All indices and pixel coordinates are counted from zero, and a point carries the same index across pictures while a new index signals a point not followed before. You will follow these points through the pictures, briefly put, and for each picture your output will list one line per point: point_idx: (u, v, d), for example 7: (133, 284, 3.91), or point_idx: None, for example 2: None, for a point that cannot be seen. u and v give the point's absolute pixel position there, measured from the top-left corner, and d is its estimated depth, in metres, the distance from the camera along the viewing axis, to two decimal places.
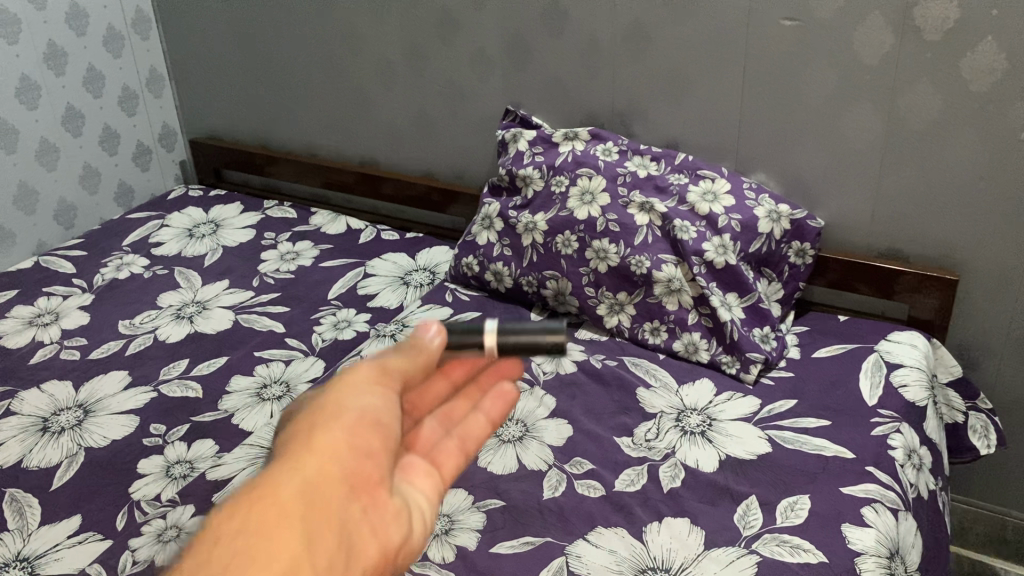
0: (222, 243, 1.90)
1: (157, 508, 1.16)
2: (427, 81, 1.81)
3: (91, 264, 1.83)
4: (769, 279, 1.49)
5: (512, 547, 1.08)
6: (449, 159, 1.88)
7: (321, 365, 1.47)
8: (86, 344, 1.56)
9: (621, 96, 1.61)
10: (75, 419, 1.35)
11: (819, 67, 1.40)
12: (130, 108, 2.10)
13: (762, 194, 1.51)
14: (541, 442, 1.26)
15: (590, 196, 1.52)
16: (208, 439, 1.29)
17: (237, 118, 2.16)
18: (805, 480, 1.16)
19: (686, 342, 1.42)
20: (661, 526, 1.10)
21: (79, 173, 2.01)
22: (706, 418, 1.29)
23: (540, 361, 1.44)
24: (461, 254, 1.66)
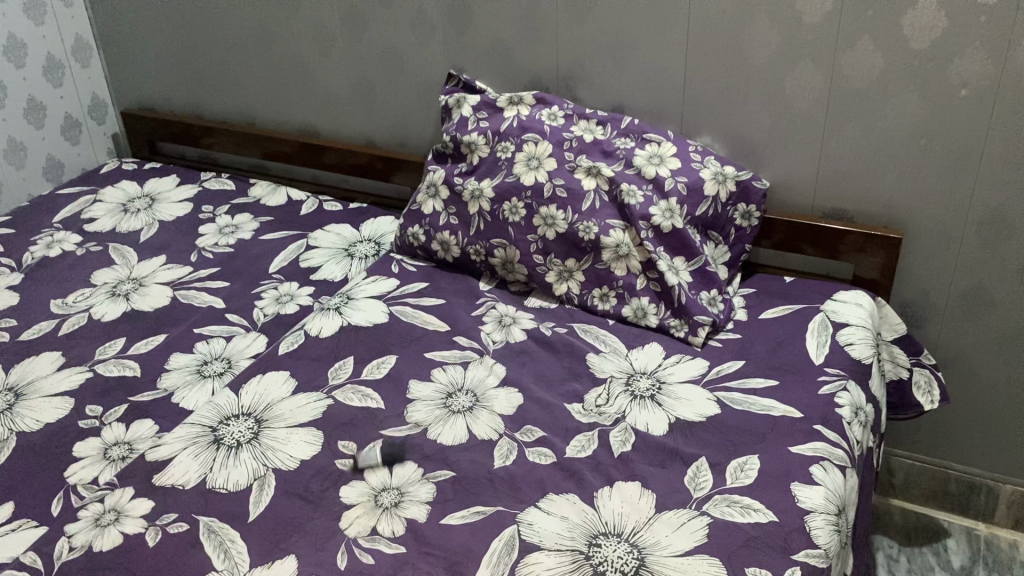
0: (158, 217, 1.84)
1: (95, 492, 1.12)
2: (366, 46, 1.76)
3: (19, 242, 1.76)
4: (716, 242, 1.48)
5: (463, 517, 1.07)
6: (391, 126, 1.84)
7: (263, 340, 1.43)
8: (16, 325, 1.49)
9: (565, 59, 1.58)
10: (5, 403, 1.30)
11: (762, 28, 1.39)
12: (56, 79, 2.01)
13: (709, 156, 1.49)
14: (491, 411, 1.25)
15: (536, 162, 1.50)
16: (147, 419, 1.25)
17: (170, 88, 2.08)
18: (754, 439, 1.17)
19: (634, 308, 1.42)
20: (612, 491, 1.09)
21: (4, 147, 1.93)
22: (656, 381, 1.29)
23: (488, 330, 1.42)
24: (406, 224, 1.62)
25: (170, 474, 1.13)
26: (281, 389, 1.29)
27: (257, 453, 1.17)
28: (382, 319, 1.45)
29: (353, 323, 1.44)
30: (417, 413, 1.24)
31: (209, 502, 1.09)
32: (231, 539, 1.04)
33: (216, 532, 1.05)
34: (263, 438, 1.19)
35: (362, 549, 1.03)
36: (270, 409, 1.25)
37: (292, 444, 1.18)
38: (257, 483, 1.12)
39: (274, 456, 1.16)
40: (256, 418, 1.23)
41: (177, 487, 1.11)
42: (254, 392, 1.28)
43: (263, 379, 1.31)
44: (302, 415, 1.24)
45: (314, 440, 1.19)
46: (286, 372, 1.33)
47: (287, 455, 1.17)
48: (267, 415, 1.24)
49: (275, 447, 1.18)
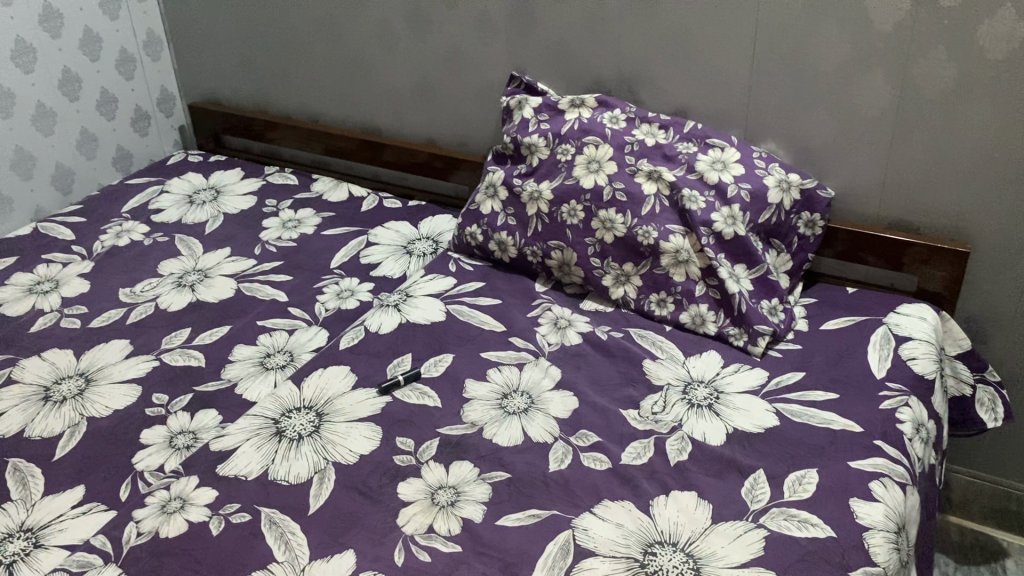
0: (223, 209, 1.88)
1: (161, 479, 1.16)
2: (429, 45, 1.77)
3: (90, 231, 1.81)
4: (777, 250, 1.46)
5: (518, 519, 1.08)
6: (452, 126, 1.86)
7: (324, 334, 1.46)
8: (87, 312, 1.54)
9: (628, 61, 1.57)
10: (76, 388, 1.34)
11: (831, 35, 1.37)
12: (127, 72, 2.07)
13: (773, 163, 1.48)
14: (546, 413, 1.25)
15: (597, 165, 1.50)
16: (211, 409, 1.28)
17: (236, 83, 2.12)
18: (813, 453, 1.15)
19: (693, 314, 1.41)
20: (668, 500, 1.09)
21: (77, 138, 1.99)
22: (713, 390, 1.28)
23: (544, 332, 1.43)
24: (464, 223, 1.63)
25: (233, 465, 1.16)
26: (341, 384, 1.31)
27: (318, 447, 1.19)
28: (439, 318, 1.47)
29: (411, 321, 1.46)
30: (472, 413, 1.25)
31: (271, 493, 1.12)
32: (292, 532, 1.06)
33: (277, 523, 1.07)
34: (324, 432, 1.21)
35: (418, 546, 1.04)
36: (330, 404, 1.27)
37: (351, 439, 1.20)
38: (317, 477, 1.14)
39: (333, 450, 1.18)
40: (317, 411, 1.25)
41: (240, 477, 1.14)
42: (314, 386, 1.31)
43: (323, 373, 1.34)
44: (361, 410, 1.26)
45: (373, 435, 1.21)
46: (346, 367, 1.35)
47: (347, 449, 1.19)
48: (327, 409, 1.26)
49: (336, 441, 1.20)
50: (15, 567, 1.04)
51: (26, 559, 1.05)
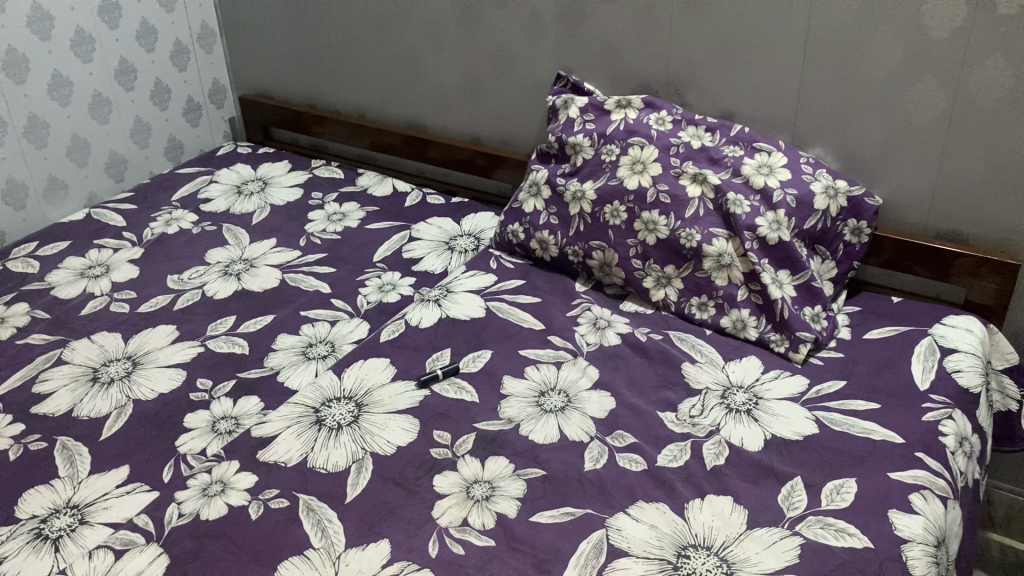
0: (270, 201, 1.91)
1: (203, 463, 1.18)
2: (477, 43, 1.78)
3: (141, 218, 1.85)
4: (823, 257, 1.44)
5: (552, 516, 1.08)
6: (497, 125, 1.87)
7: (365, 326, 1.47)
8: (136, 298, 1.58)
9: (676, 63, 1.57)
10: (124, 371, 1.38)
11: (884, 41, 1.36)
12: (181, 63, 2.11)
13: (821, 169, 1.46)
14: (583, 412, 1.25)
15: (641, 166, 1.49)
16: (253, 396, 1.31)
17: (286, 76, 2.15)
18: (853, 462, 1.14)
19: (734, 319, 1.40)
20: (703, 504, 1.09)
21: (131, 127, 2.03)
22: (752, 396, 1.27)
23: (583, 332, 1.43)
24: (507, 221, 1.64)
25: (273, 451, 1.18)
26: (381, 376, 1.33)
27: (356, 436, 1.21)
28: (479, 314, 1.48)
29: (451, 316, 1.47)
30: (509, 409, 1.26)
31: (310, 481, 1.13)
32: (329, 519, 1.08)
33: (315, 510, 1.09)
34: (363, 422, 1.23)
35: (453, 539, 1.05)
36: (369, 395, 1.29)
37: (389, 430, 1.22)
38: (355, 466, 1.16)
39: (372, 441, 1.20)
40: (356, 402, 1.27)
41: (280, 464, 1.16)
42: (355, 377, 1.32)
43: (363, 365, 1.35)
44: (399, 402, 1.27)
45: (411, 428, 1.23)
46: (386, 360, 1.37)
47: (385, 440, 1.20)
48: (366, 400, 1.28)
49: (374, 432, 1.21)
50: (61, 542, 1.06)
51: (71, 534, 1.07)
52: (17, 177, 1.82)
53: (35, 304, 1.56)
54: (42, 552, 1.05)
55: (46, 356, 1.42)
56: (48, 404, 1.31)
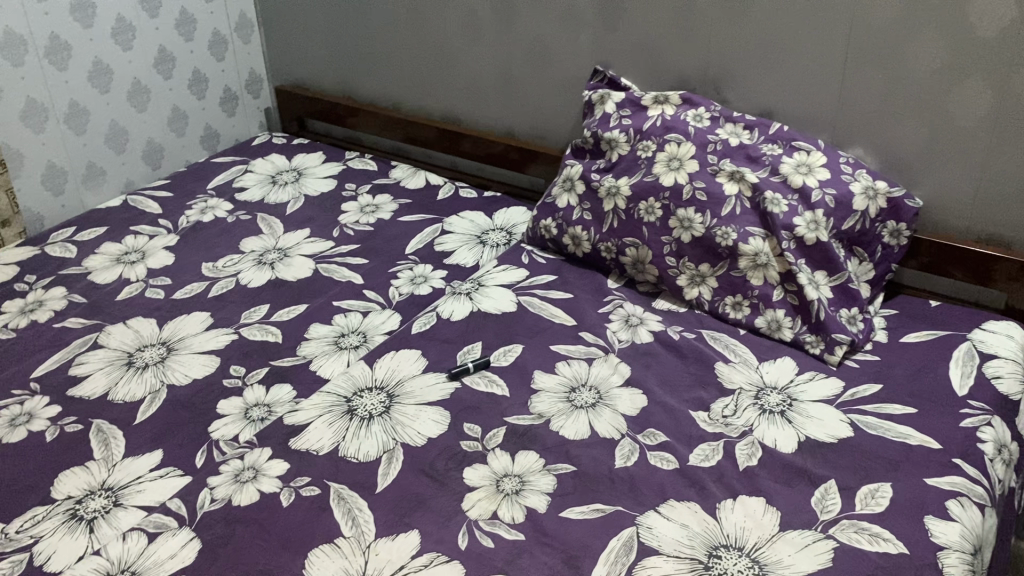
0: (303, 191, 1.92)
1: (236, 449, 1.19)
2: (514, 37, 1.78)
3: (176, 205, 1.87)
4: (860, 259, 1.42)
5: (583, 512, 1.08)
6: (532, 119, 1.86)
7: (397, 318, 1.48)
8: (171, 284, 1.59)
9: (715, 59, 1.55)
10: (158, 356, 1.39)
11: (930, 40, 1.33)
12: (219, 53, 2.12)
13: (860, 169, 1.44)
14: (614, 409, 1.25)
15: (677, 163, 1.48)
16: (285, 384, 1.32)
17: (322, 68, 2.16)
18: (888, 467, 1.13)
19: (769, 320, 1.38)
20: (735, 504, 1.08)
21: (168, 115, 2.05)
22: (786, 397, 1.26)
23: (615, 328, 1.42)
24: (540, 216, 1.64)
25: (305, 440, 1.19)
26: (412, 367, 1.33)
27: (387, 427, 1.21)
28: (510, 308, 1.47)
29: (482, 309, 1.47)
30: (540, 404, 1.26)
31: (341, 470, 1.14)
32: (360, 508, 1.08)
33: (345, 499, 1.09)
34: (393, 413, 1.23)
35: (482, 531, 1.05)
36: (400, 386, 1.29)
37: (420, 422, 1.22)
38: (386, 456, 1.16)
39: (402, 432, 1.20)
40: (387, 393, 1.27)
41: (312, 452, 1.17)
42: (386, 368, 1.33)
43: (395, 356, 1.36)
44: (430, 394, 1.28)
45: (441, 420, 1.23)
46: (417, 352, 1.37)
47: (415, 431, 1.20)
48: (398, 391, 1.28)
49: (405, 423, 1.22)
50: (96, 523, 1.07)
51: (105, 516, 1.08)
52: (57, 162, 1.85)
53: (72, 288, 1.58)
54: (77, 533, 1.06)
55: (82, 340, 1.43)
56: (84, 387, 1.32)
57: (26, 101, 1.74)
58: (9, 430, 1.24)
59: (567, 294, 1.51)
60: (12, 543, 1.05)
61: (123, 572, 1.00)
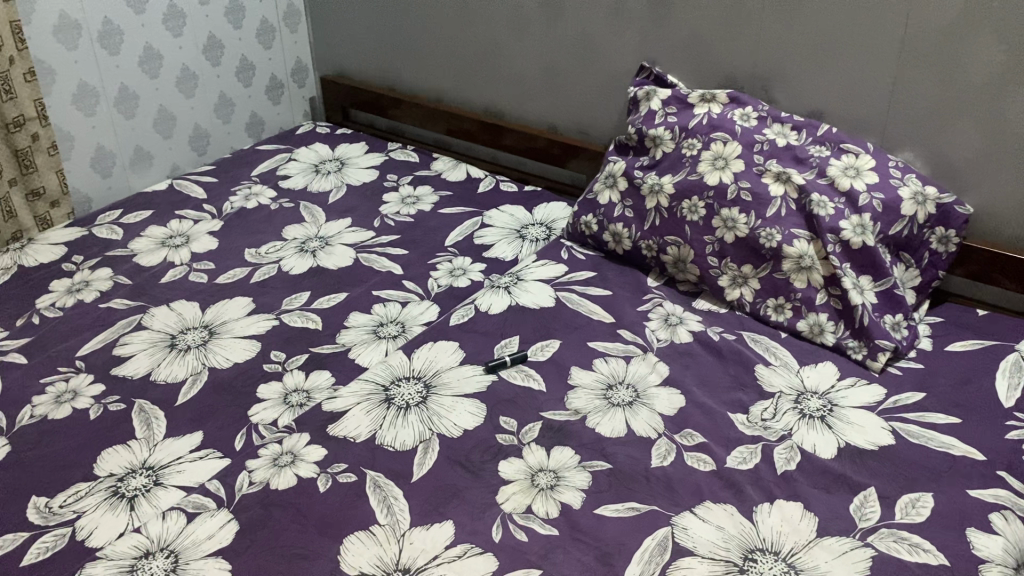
0: (346, 181, 1.93)
1: (274, 433, 1.20)
2: (561, 31, 1.77)
3: (221, 191, 1.89)
4: (906, 265, 1.40)
5: (617, 510, 1.07)
6: (575, 114, 1.86)
7: (435, 309, 1.48)
8: (214, 269, 1.61)
9: (764, 58, 1.54)
10: (200, 339, 1.41)
11: (987, 44, 1.31)
12: (267, 41, 2.14)
13: (910, 174, 1.42)
14: (651, 408, 1.24)
15: (723, 162, 1.47)
16: (324, 370, 1.33)
17: (367, 58, 2.17)
18: (929, 477, 1.11)
19: (811, 323, 1.37)
20: (772, 508, 1.07)
21: (215, 102, 2.08)
22: (827, 402, 1.24)
23: (654, 327, 1.41)
24: (580, 212, 1.63)
25: (343, 427, 1.20)
26: (449, 359, 1.34)
27: (424, 417, 1.21)
28: (549, 303, 1.47)
29: (520, 304, 1.47)
30: (577, 401, 1.25)
31: (377, 458, 1.15)
32: (395, 497, 1.09)
33: (381, 487, 1.10)
34: (430, 403, 1.24)
35: (516, 525, 1.05)
36: (437, 376, 1.30)
37: (456, 413, 1.22)
38: (422, 446, 1.17)
39: (439, 423, 1.20)
40: (424, 383, 1.28)
41: (349, 439, 1.18)
42: (424, 358, 1.33)
43: (433, 347, 1.36)
44: (467, 386, 1.28)
45: (478, 412, 1.23)
46: (455, 344, 1.37)
47: (452, 423, 1.21)
48: (435, 382, 1.28)
49: (441, 414, 1.22)
50: (136, 501, 1.09)
51: (146, 495, 1.10)
52: (105, 145, 1.88)
53: (117, 269, 1.61)
54: (118, 510, 1.08)
55: (126, 320, 1.46)
56: (127, 367, 1.34)
57: (77, 85, 1.77)
58: (54, 407, 1.26)
59: (606, 291, 1.50)
60: (56, 517, 1.07)
61: (162, 550, 1.02)
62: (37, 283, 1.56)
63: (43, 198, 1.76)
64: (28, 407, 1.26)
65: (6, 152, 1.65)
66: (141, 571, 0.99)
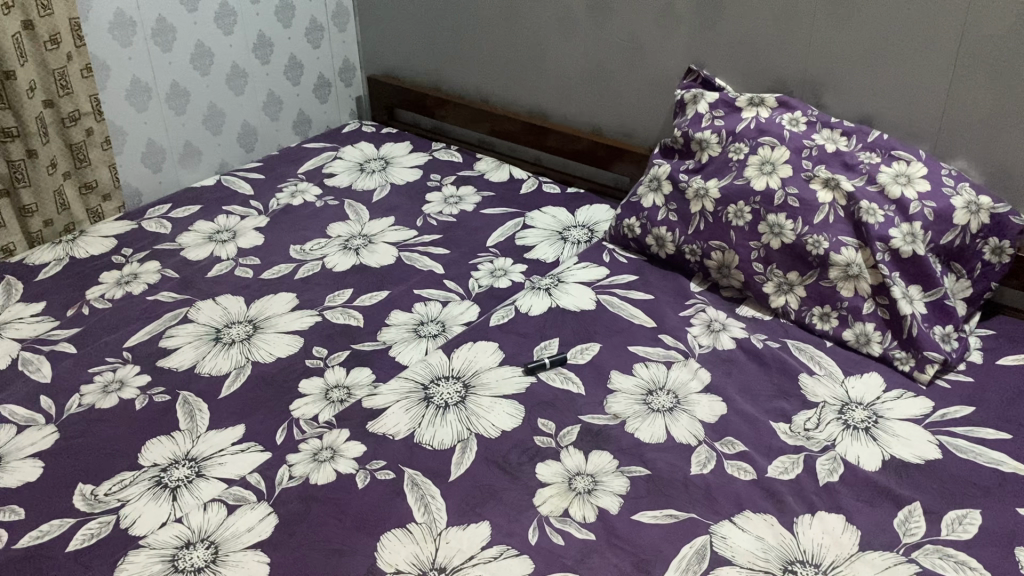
0: (390, 180, 1.94)
1: (315, 428, 1.21)
2: (607, 32, 1.76)
3: (268, 188, 1.92)
4: (957, 275, 1.37)
5: (655, 517, 1.06)
6: (620, 116, 1.85)
7: (476, 309, 1.48)
8: (259, 264, 1.63)
9: (814, 62, 1.52)
10: (244, 333, 1.43)
11: None
12: (316, 40, 2.17)
13: (963, 182, 1.38)
14: (692, 415, 1.23)
15: (770, 167, 1.45)
16: (365, 367, 1.34)
17: (414, 58, 2.18)
18: (977, 493, 1.08)
19: (857, 333, 1.34)
20: (813, 520, 1.05)
21: (263, 99, 2.10)
22: (872, 414, 1.22)
23: (696, 333, 1.40)
24: (623, 215, 1.62)
25: (383, 424, 1.20)
26: (489, 359, 1.34)
27: (462, 417, 1.22)
28: (590, 306, 1.46)
29: (561, 306, 1.47)
30: (616, 405, 1.24)
31: (416, 456, 1.15)
32: (432, 496, 1.09)
33: (419, 486, 1.11)
34: (469, 403, 1.24)
35: (553, 528, 1.05)
36: (477, 376, 1.30)
37: (495, 414, 1.22)
38: (460, 446, 1.17)
39: (478, 423, 1.21)
40: (464, 383, 1.28)
41: (388, 436, 1.18)
42: (463, 358, 1.34)
43: (472, 347, 1.36)
44: (506, 387, 1.28)
45: (517, 413, 1.23)
46: (495, 344, 1.37)
47: (490, 423, 1.21)
48: (474, 382, 1.29)
49: (480, 414, 1.22)
50: (178, 491, 1.11)
51: (188, 486, 1.12)
52: (156, 140, 1.91)
53: (165, 263, 1.63)
54: (161, 500, 1.09)
55: (173, 313, 1.48)
56: (173, 359, 1.36)
57: (131, 81, 1.80)
58: (101, 397, 1.28)
59: (648, 296, 1.49)
60: (101, 505, 1.09)
61: (202, 541, 1.03)
62: (87, 275, 1.59)
63: (95, 192, 1.79)
64: (76, 396, 1.28)
65: (60, 145, 1.69)
66: (181, 560, 1.00)
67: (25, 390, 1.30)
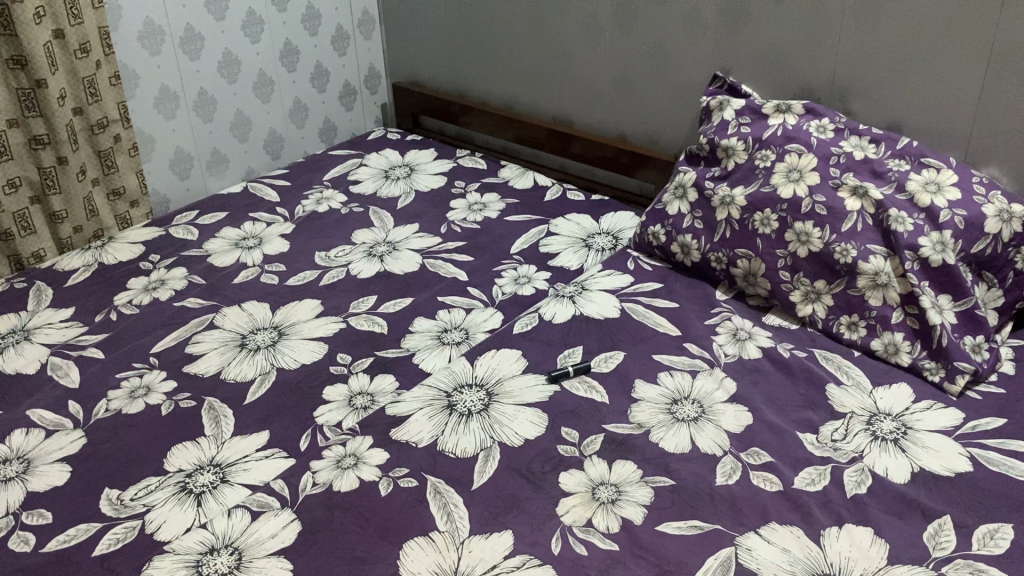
0: (414, 187, 1.94)
1: (338, 435, 1.21)
2: (633, 39, 1.76)
3: (294, 195, 1.93)
4: (989, 284, 1.34)
5: (679, 528, 1.05)
6: (645, 123, 1.84)
7: (499, 317, 1.48)
8: (284, 271, 1.64)
9: (842, 69, 1.50)
10: (269, 340, 1.43)
11: None
12: (341, 48, 2.18)
13: (994, 190, 1.36)
14: (717, 425, 1.21)
15: (797, 174, 1.44)
16: (389, 375, 1.34)
17: (439, 66, 2.19)
18: (1009, 507, 1.06)
19: (886, 342, 1.32)
20: (841, 533, 1.04)
21: (290, 107, 2.12)
22: (901, 425, 1.20)
23: (722, 342, 1.38)
24: (648, 222, 1.61)
25: (405, 431, 1.20)
26: (512, 367, 1.33)
27: (485, 425, 1.21)
28: (614, 314, 1.46)
29: (584, 314, 1.46)
30: (640, 415, 1.24)
31: (439, 464, 1.15)
32: (455, 504, 1.09)
33: (442, 494, 1.10)
34: (492, 411, 1.24)
35: (576, 538, 1.04)
36: (500, 384, 1.29)
37: (518, 423, 1.22)
38: (482, 454, 1.17)
39: (500, 431, 1.20)
40: (487, 391, 1.28)
41: (411, 444, 1.18)
42: (487, 366, 1.33)
43: (496, 355, 1.36)
44: (529, 395, 1.27)
45: (540, 422, 1.22)
46: (518, 352, 1.37)
47: (513, 432, 1.20)
48: (497, 390, 1.28)
49: (503, 422, 1.22)
50: (203, 497, 1.11)
51: (213, 491, 1.12)
52: (184, 147, 1.93)
53: (192, 269, 1.65)
54: (186, 505, 1.10)
55: (199, 319, 1.49)
56: (199, 365, 1.37)
57: (159, 89, 1.82)
58: (128, 402, 1.30)
59: (673, 304, 1.48)
60: (127, 509, 1.10)
61: (226, 547, 1.04)
62: (116, 281, 1.61)
63: (123, 198, 1.81)
64: (103, 401, 1.30)
65: (89, 152, 1.70)
66: (206, 566, 1.01)
67: (54, 395, 1.31)
